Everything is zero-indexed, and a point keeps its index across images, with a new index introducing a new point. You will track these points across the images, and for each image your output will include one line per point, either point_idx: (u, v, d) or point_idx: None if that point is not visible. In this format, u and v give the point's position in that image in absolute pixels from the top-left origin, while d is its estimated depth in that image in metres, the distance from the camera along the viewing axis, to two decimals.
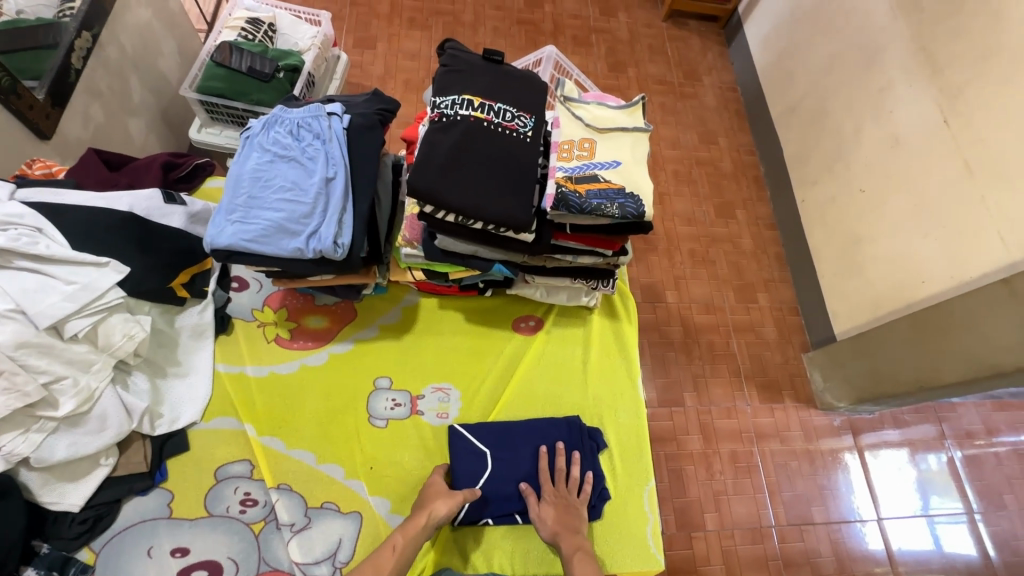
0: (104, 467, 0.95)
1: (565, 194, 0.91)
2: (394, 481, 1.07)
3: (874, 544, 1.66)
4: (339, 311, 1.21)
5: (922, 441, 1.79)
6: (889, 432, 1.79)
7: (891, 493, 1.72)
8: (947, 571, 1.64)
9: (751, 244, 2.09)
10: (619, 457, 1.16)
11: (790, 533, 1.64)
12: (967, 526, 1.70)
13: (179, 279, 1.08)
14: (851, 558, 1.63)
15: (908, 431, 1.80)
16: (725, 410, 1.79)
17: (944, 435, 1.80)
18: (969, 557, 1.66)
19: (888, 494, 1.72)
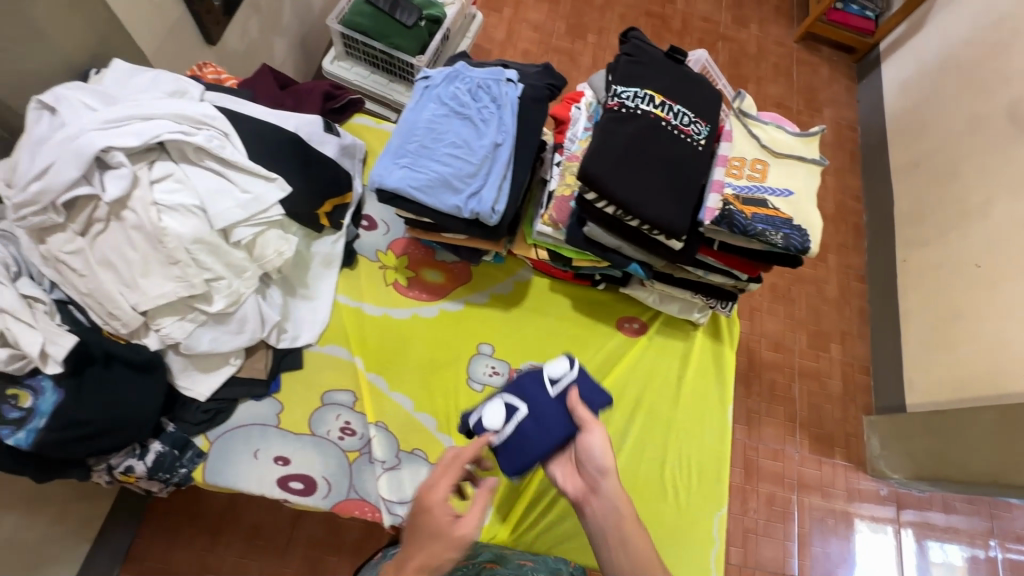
0: (232, 366, 1.01)
1: (731, 212, 0.91)
2: None
3: None
4: (456, 271, 1.24)
5: (966, 532, 1.70)
6: (935, 515, 1.72)
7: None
8: None
9: (837, 292, 2.00)
10: (696, 477, 1.15)
11: None
12: None
13: (324, 208, 1.12)
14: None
15: (954, 518, 1.72)
16: (772, 451, 1.76)
17: (991, 533, 1.69)
18: None
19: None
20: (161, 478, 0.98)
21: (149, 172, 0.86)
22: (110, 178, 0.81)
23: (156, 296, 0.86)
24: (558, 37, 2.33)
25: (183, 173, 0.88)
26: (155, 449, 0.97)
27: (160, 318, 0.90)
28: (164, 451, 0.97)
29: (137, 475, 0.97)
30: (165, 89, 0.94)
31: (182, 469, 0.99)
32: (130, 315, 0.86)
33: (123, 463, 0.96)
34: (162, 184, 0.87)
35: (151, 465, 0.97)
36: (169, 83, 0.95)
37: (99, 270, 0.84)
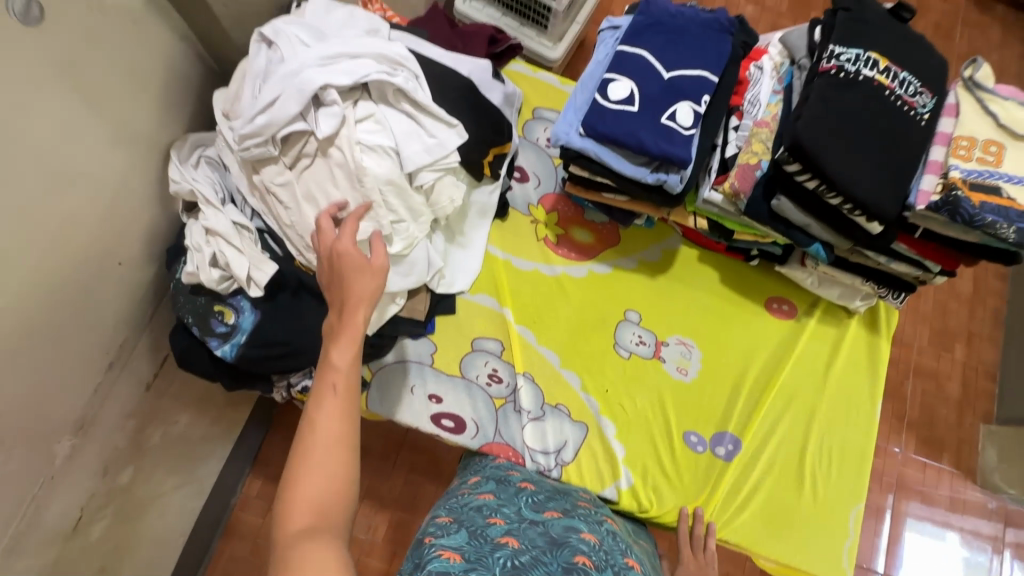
0: (396, 305, 1.05)
1: (957, 197, 0.81)
2: (624, 411, 1.11)
3: None
4: (605, 232, 1.21)
5: None
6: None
7: None
8: None
9: (973, 289, 1.82)
10: (838, 472, 1.12)
11: None
12: None
13: (488, 157, 1.12)
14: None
15: None
16: (873, 447, 1.68)
17: None
18: None
19: None
20: None
21: (353, 111, 0.89)
22: (323, 116, 0.85)
23: None
24: None
25: (382, 115, 0.90)
26: None
27: (349, 256, 0.95)
28: None
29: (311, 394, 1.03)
30: (361, 28, 0.94)
31: None
32: None
33: (300, 382, 1.02)
34: (363, 124, 0.89)
35: None
36: (363, 23, 0.95)
37: (303, 203, 0.89)
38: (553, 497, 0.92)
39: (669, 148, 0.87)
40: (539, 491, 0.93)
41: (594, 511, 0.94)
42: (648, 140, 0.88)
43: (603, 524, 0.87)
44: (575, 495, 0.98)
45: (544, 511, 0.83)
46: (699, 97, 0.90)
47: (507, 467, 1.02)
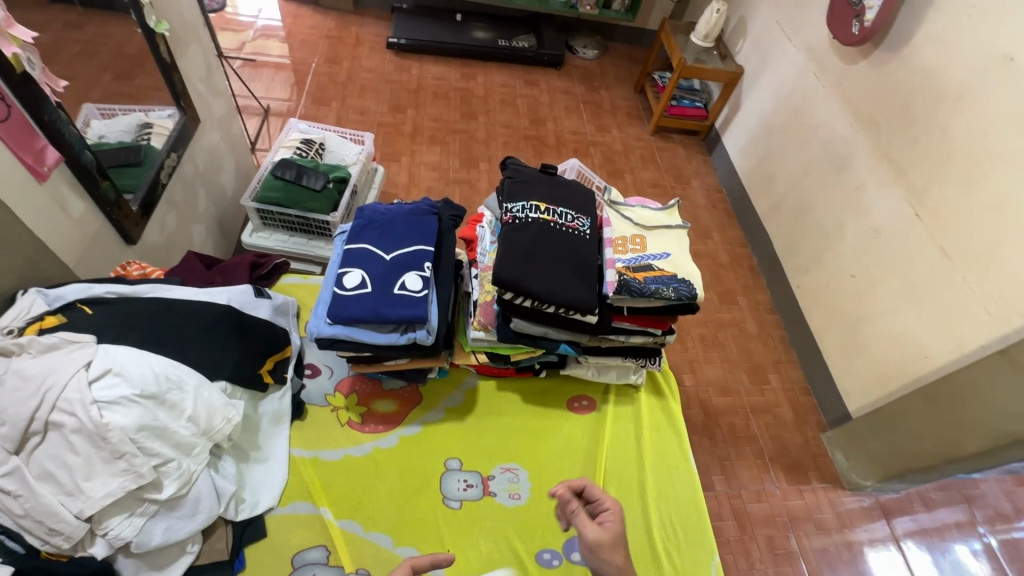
0: (189, 554, 0.96)
1: (627, 280, 1.07)
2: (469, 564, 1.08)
3: None
4: (407, 395, 1.29)
5: (953, 523, 1.77)
6: (921, 514, 1.77)
7: None
8: None
9: (756, 329, 2.19)
10: (684, 533, 1.18)
11: None
12: None
13: (266, 366, 1.16)
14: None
15: (937, 513, 1.78)
16: (755, 494, 1.77)
17: (975, 520, 1.79)
18: None
19: None
20: None
21: (87, 372, 0.87)
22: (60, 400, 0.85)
23: (103, 497, 0.84)
24: (456, 171, 2.62)
25: (122, 365, 0.90)
26: None
27: (107, 520, 0.86)
28: None
29: None
30: None
31: None
32: (74, 524, 0.82)
33: None
34: (101, 380, 0.88)
35: None
36: None
37: (38, 485, 0.82)
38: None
39: (404, 312, 1.02)
40: None
41: None
42: (386, 311, 1.01)
43: None
44: None
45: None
46: (420, 265, 1.09)
47: None
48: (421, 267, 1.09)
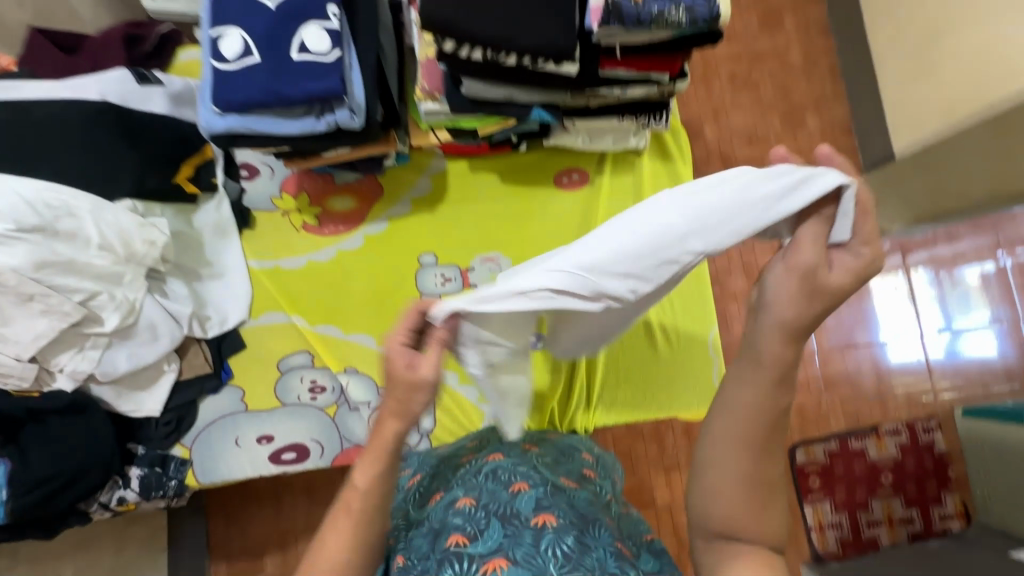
0: (169, 372, 0.96)
1: (617, 2, 0.74)
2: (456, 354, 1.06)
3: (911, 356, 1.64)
4: (365, 190, 1.10)
5: (971, 252, 1.68)
6: (940, 246, 1.67)
7: (928, 304, 1.65)
8: (981, 374, 1.64)
9: (802, 57, 1.74)
10: (680, 306, 1.11)
11: (832, 358, 1.63)
12: (997, 331, 1.66)
13: (184, 173, 0.98)
14: (891, 375, 1.63)
15: (957, 244, 1.68)
16: (768, 247, 1.64)
17: (996, 245, 1.68)
18: (1003, 359, 1.65)
19: (925, 305, 1.65)
20: (159, 495, 0.97)
21: None
22: None
23: (34, 339, 0.78)
24: None
25: None
26: (136, 475, 0.96)
27: (55, 357, 0.82)
28: (146, 473, 0.96)
29: (134, 502, 0.96)
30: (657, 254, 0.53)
31: (172, 482, 0.98)
32: (19, 367, 0.79)
33: (114, 497, 0.95)
34: None
35: (140, 489, 0.96)
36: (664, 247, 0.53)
37: None
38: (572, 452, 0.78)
39: (309, 89, 0.75)
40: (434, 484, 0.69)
41: (478, 458, 0.66)
42: (285, 88, 0.75)
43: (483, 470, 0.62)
44: (463, 450, 0.72)
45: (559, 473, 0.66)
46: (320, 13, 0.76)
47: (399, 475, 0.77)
48: (323, 16, 0.76)
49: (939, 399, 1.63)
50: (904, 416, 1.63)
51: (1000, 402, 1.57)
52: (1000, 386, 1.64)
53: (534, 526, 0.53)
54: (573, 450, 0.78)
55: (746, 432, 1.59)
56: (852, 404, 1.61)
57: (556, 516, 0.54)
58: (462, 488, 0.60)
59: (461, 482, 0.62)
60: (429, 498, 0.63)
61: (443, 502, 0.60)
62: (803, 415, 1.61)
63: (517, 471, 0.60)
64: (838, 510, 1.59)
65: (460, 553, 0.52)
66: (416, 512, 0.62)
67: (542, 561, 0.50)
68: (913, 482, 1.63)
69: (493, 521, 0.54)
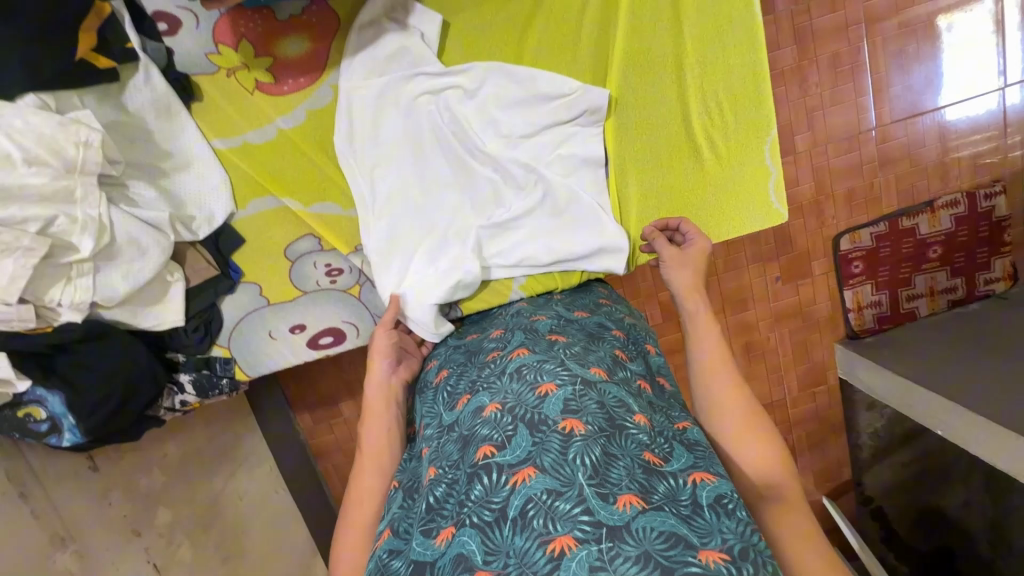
0: (177, 282, 0.89)
1: None
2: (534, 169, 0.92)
3: (983, 110, 1.42)
4: (319, 23, 0.85)
5: None
6: None
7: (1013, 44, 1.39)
8: None
9: None
10: (730, 113, 0.91)
11: (892, 132, 1.42)
12: None
13: (87, 43, 0.75)
14: (955, 137, 1.44)
15: None
16: (829, 3, 1.31)
17: None
18: None
19: (1010, 47, 1.39)
20: (217, 393, 1.00)
21: None
22: None
23: (11, 282, 0.70)
24: None
25: None
26: (188, 379, 0.98)
27: (48, 294, 0.76)
28: (196, 376, 0.98)
29: (196, 401, 1.00)
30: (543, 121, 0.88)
31: (224, 379, 1.00)
32: (13, 310, 0.72)
33: (177, 400, 0.99)
34: None
35: (197, 390, 0.99)
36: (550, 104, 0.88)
37: None
38: (601, 332, 0.75)
39: None
40: (452, 371, 0.73)
41: (503, 355, 0.68)
42: None
43: (509, 368, 0.64)
44: (488, 345, 0.74)
45: (590, 364, 0.63)
46: None
47: (427, 361, 0.82)
48: None
49: (1008, 158, 1.47)
50: (965, 185, 1.48)
51: None
52: None
53: (562, 430, 0.53)
54: (602, 332, 0.75)
55: (788, 229, 1.49)
56: (908, 180, 1.47)
57: (584, 422, 0.53)
58: (490, 393, 0.62)
59: (488, 386, 0.63)
60: (457, 399, 0.66)
61: (472, 406, 0.61)
62: (852, 201, 1.47)
63: (543, 368, 0.61)
64: (880, 289, 1.54)
65: (489, 464, 0.52)
66: (448, 415, 0.65)
67: (570, 470, 0.50)
68: (962, 252, 1.52)
69: (521, 427, 0.55)
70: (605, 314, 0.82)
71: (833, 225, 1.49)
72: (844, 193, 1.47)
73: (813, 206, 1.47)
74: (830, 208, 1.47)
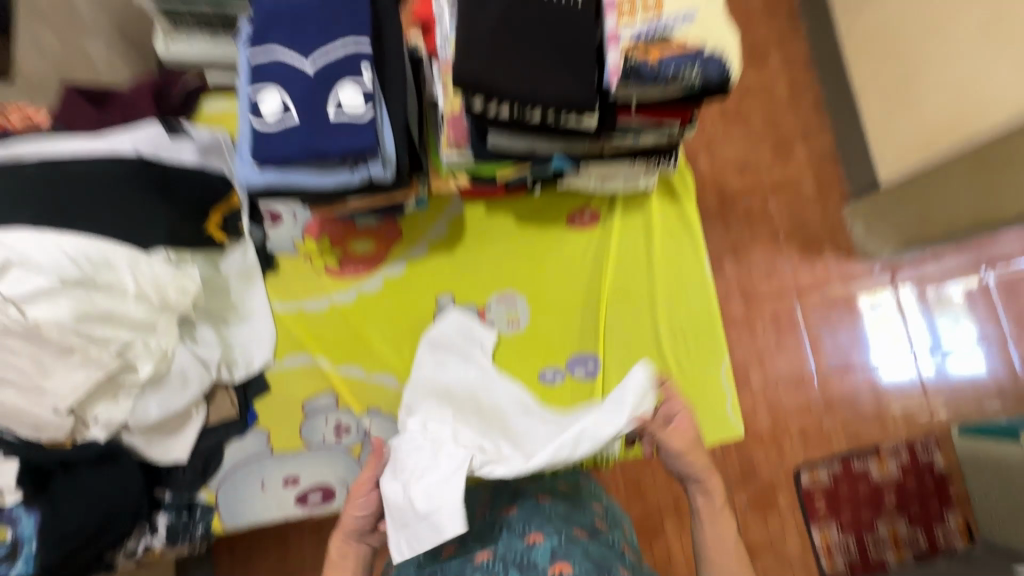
0: (197, 417, 0.97)
1: (636, 64, 0.77)
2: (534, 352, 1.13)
3: (903, 375, 1.69)
4: (385, 233, 1.13)
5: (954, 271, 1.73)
6: (929, 266, 1.72)
7: (918, 326, 1.71)
8: (972, 389, 1.68)
9: (788, 92, 1.75)
10: (692, 342, 1.14)
11: (830, 380, 1.68)
12: (986, 350, 1.70)
13: (213, 221, 1.01)
14: (886, 394, 1.68)
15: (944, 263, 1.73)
16: (764, 273, 1.71)
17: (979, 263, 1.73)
18: (985, 374, 1.69)
19: (916, 327, 1.71)
20: (185, 541, 0.98)
21: None
22: None
23: (71, 391, 0.79)
24: None
25: (24, 254, 0.77)
26: (163, 521, 0.96)
27: (93, 408, 0.85)
28: (173, 519, 0.97)
29: (159, 549, 0.96)
30: None
31: (199, 527, 0.98)
32: (57, 419, 0.80)
33: (141, 544, 0.95)
34: (8, 277, 0.77)
35: (167, 536, 0.96)
36: None
37: None
38: (582, 499, 0.85)
39: (338, 145, 0.80)
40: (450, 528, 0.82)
41: (497, 511, 0.79)
42: (331, 145, 0.80)
43: (502, 520, 0.75)
44: (479, 504, 0.85)
45: (574, 525, 0.74)
46: (352, 66, 0.82)
47: None
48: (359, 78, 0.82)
49: (936, 418, 1.67)
50: (903, 436, 1.67)
51: (996, 419, 1.60)
52: (992, 403, 1.67)
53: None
54: (585, 501, 0.85)
55: (751, 458, 1.62)
56: (852, 425, 1.66)
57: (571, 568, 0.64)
58: (487, 544, 0.71)
59: (486, 540, 0.73)
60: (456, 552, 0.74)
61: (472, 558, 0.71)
62: (805, 437, 1.65)
63: (532, 520, 0.72)
64: (845, 531, 1.61)
65: None
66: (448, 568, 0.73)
67: None
68: (915, 501, 1.64)
69: None
70: (587, 482, 0.91)
71: (791, 456, 1.63)
72: (798, 430, 1.65)
73: (772, 438, 1.64)
74: (788, 443, 1.64)
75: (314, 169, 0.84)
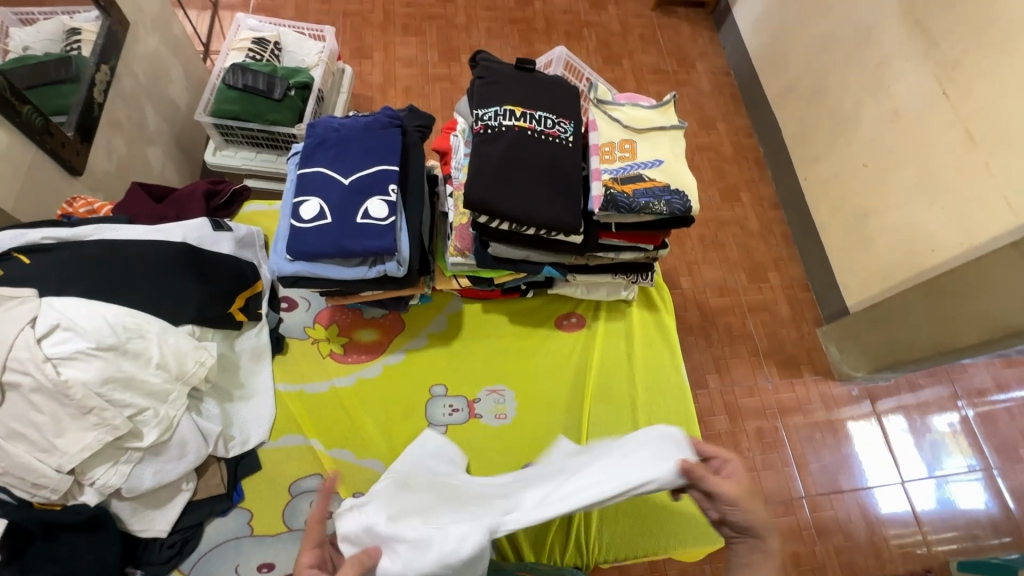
0: (185, 492, 0.98)
1: (614, 194, 0.95)
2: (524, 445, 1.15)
3: (896, 506, 1.59)
4: (389, 325, 1.24)
5: (934, 402, 1.72)
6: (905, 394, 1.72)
7: (907, 453, 1.65)
8: (970, 526, 1.58)
9: (758, 224, 1.92)
10: None
11: (820, 503, 1.58)
12: (983, 482, 1.64)
13: (236, 304, 1.11)
14: (881, 523, 1.57)
15: (921, 394, 1.73)
16: (747, 389, 1.70)
17: (956, 395, 1.73)
18: (985, 511, 1.60)
19: (904, 455, 1.65)
20: None
21: (33, 331, 0.84)
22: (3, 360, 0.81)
23: (79, 451, 0.83)
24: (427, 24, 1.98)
25: (71, 319, 0.86)
26: None
27: (91, 471, 0.87)
28: None
29: None
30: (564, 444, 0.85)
31: None
32: (58, 478, 0.83)
33: None
34: (50, 337, 0.85)
35: None
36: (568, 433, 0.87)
37: (11, 445, 0.82)
38: None
39: (362, 243, 0.94)
40: None
41: None
42: (355, 243, 0.94)
43: None
44: None
45: None
46: (382, 182, 0.99)
47: None
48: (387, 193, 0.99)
49: (932, 551, 1.54)
50: (900, 569, 1.52)
51: (995, 557, 1.50)
52: (991, 541, 1.57)
53: None
54: None
55: None
56: (846, 552, 1.53)
57: None
58: None
59: None
60: None
61: None
62: (799, 565, 1.50)
63: None
64: None
65: None
66: None
67: None
68: None
69: None
70: None
71: None
72: (790, 553, 1.51)
73: None
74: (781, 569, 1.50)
75: (338, 262, 0.97)
